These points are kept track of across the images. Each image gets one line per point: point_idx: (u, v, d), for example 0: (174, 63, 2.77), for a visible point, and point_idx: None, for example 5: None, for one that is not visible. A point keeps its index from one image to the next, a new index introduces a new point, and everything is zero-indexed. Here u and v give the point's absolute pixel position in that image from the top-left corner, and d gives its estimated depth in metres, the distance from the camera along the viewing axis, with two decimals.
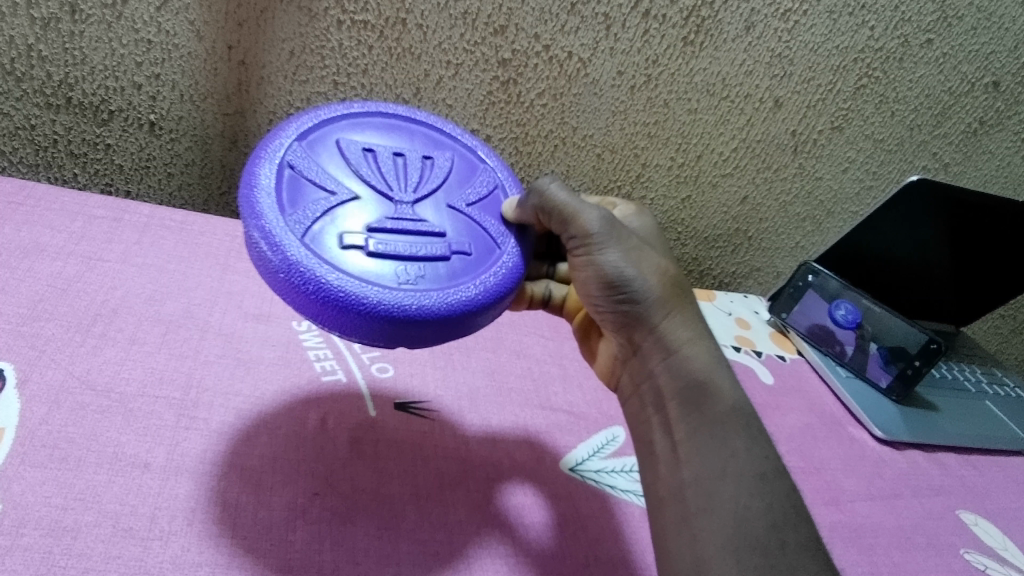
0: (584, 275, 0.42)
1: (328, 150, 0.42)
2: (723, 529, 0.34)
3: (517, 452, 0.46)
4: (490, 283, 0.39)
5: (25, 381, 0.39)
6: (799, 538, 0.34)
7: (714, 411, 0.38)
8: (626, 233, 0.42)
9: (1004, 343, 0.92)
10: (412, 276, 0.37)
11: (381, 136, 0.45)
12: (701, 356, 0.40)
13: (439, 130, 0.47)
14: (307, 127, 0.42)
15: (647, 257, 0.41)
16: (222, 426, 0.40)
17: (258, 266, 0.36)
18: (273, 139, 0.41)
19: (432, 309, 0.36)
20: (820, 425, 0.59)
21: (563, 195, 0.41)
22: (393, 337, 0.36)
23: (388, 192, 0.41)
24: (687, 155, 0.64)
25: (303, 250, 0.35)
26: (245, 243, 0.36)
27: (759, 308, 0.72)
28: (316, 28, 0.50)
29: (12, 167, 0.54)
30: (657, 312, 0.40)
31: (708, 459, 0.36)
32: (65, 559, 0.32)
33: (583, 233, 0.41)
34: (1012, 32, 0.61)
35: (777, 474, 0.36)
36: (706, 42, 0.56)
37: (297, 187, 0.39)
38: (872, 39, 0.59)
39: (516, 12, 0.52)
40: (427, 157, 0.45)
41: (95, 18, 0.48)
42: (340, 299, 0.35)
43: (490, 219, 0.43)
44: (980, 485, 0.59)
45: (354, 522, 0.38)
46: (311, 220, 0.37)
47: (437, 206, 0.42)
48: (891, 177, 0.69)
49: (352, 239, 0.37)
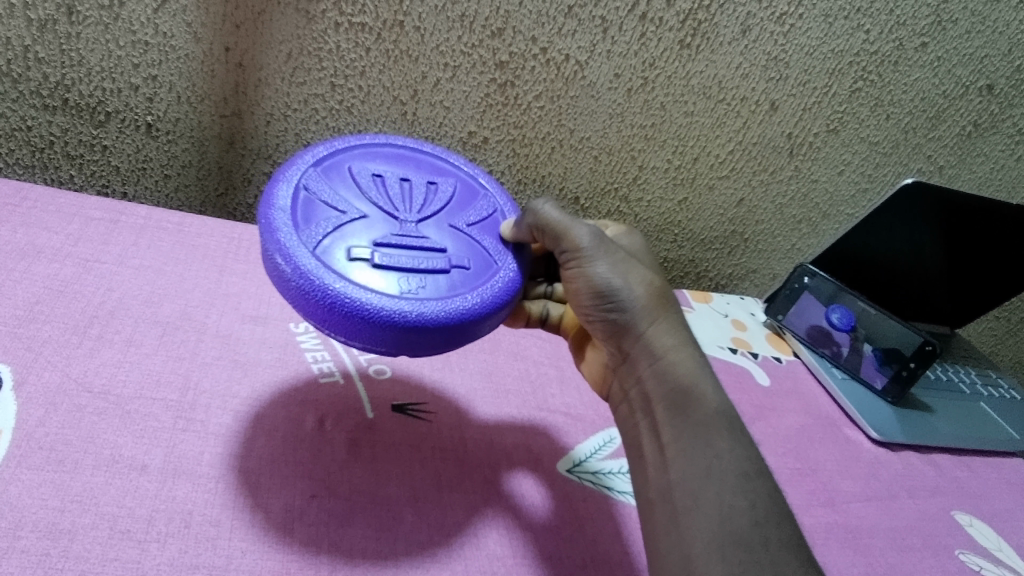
0: (574, 286, 0.42)
1: (340, 176, 0.43)
2: (708, 527, 0.34)
3: (513, 454, 0.46)
4: (488, 294, 0.39)
5: (22, 383, 0.39)
6: (781, 535, 0.34)
7: (699, 413, 0.38)
8: (616, 248, 0.42)
9: (999, 345, 0.92)
10: (414, 285, 0.37)
11: (390, 166, 0.46)
12: (686, 362, 0.40)
13: (443, 160, 0.49)
14: (321, 155, 0.43)
15: (635, 269, 0.42)
16: (221, 428, 0.40)
17: (271, 276, 0.36)
18: (290, 165, 0.42)
19: (432, 315, 0.36)
20: (816, 427, 0.59)
21: (556, 214, 0.42)
22: (393, 343, 0.36)
23: (393, 211, 0.41)
24: (684, 157, 0.64)
25: (313, 261, 0.36)
26: (261, 258, 0.37)
27: (756, 310, 0.73)
28: (314, 30, 0.50)
29: (8, 168, 0.54)
30: (644, 320, 0.40)
31: (694, 459, 0.36)
32: (62, 561, 0.32)
33: (573, 247, 0.41)
34: (1006, 36, 0.62)
35: (760, 473, 0.36)
36: (703, 45, 0.56)
37: (310, 205, 0.39)
38: (867, 42, 0.59)
39: (513, 14, 0.52)
40: (431, 183, 0.46)
41: (92, 20, 0.48)
42: (345, 304, 0.35)
43: (488, 237, 0.43)
44: (974, 487, 0.59)
45: (352, 524, 0.38)
46: (322, 234, 0.38)
47: (439, 225, 0.43)
48: (886, 180, 0.69)
49: (359, 252, 0.38)
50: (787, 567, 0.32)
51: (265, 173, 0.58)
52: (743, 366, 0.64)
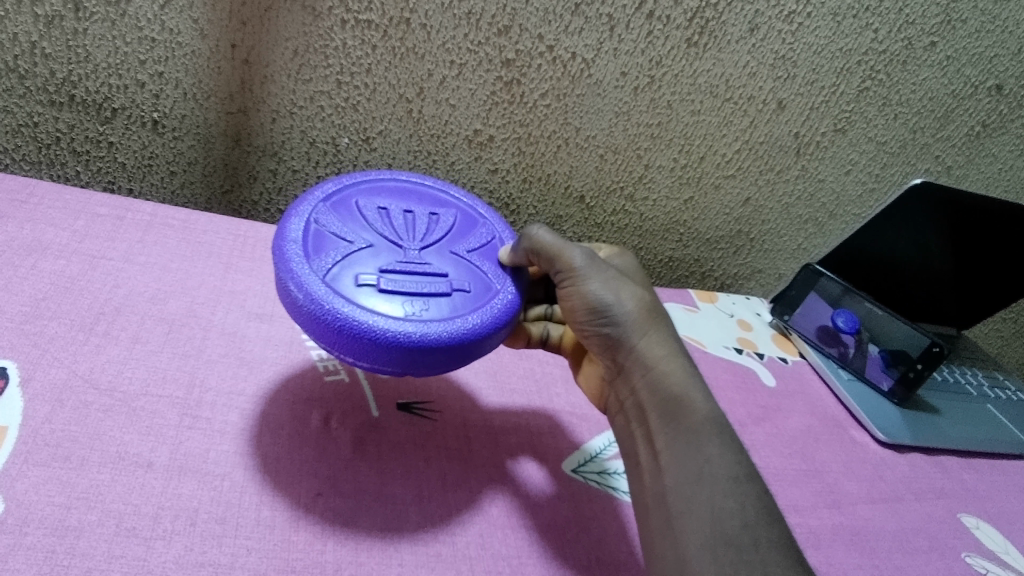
0: (570, 304, 0.42)
1: (348, 209, 0.43)
2: (701, 530, 0.33)
3: (519, 453, 0.46)
4: (489, 314, 0.39)
5: (28, 380, 0.39)
6: (771, 535, 0.33)
7: (691, 420, 0.37)
8: (608, 267, 0.43)
9: (1005, 346, 0.92)
10: (418, 308, 0.37)
11: (395, 200, 0.46)
12: (678, 371, 0.40)
13: (445, 193, 0.49)
14: (330, 190, 0.44)
15: (627, 285, 0.42)
16: (226, 426, 0.40)
17: (284, 302, 0.37)
18: (300, 200, 0.42)
19: (435, 336, 0.36)
20: (821, 428, 0.59)
21: (549, 237, 0.42)
22: (398, 362, 0.36)
23: (398, 241, 0.42)
24: (690, 156, 0.64)
25: (324, 288, 0.36)
26: (276, 288, 0.38)
27: (762, 310, 0.73)
28: (320, 27, 0.50)
29: (15, 164, 0.54)
30: (637, 332, 0.40)
31: (685, 464, 0.36)
32: (68, 558, 0.31)
33: (567, 267, 0.42)
34: (1016, 35, 0.61)
35: (751, 476, 0.35)
36: (710, 43, 0.56)
37: (321, 236, 0.40)
38: (876, 41, 0.59)
39: (520, 12, 0.52)
40: (433, 214, 0.46)
41: (98, 16, 0.48)
42: (354, 327, 0.35)
43: (488, 263, 0.43)
44: (980, 489, 0.59)
45: (357, 522, 0.38)
46: (332, 263, 0.38)
47: (441, 252, 0.43)
48: (893, 180, 0.69)
49: (366, 277, 0.38)
50: (776, 567, 0.32)
51: (270, 171, 0.58)
52: (748, 366, 0.63)
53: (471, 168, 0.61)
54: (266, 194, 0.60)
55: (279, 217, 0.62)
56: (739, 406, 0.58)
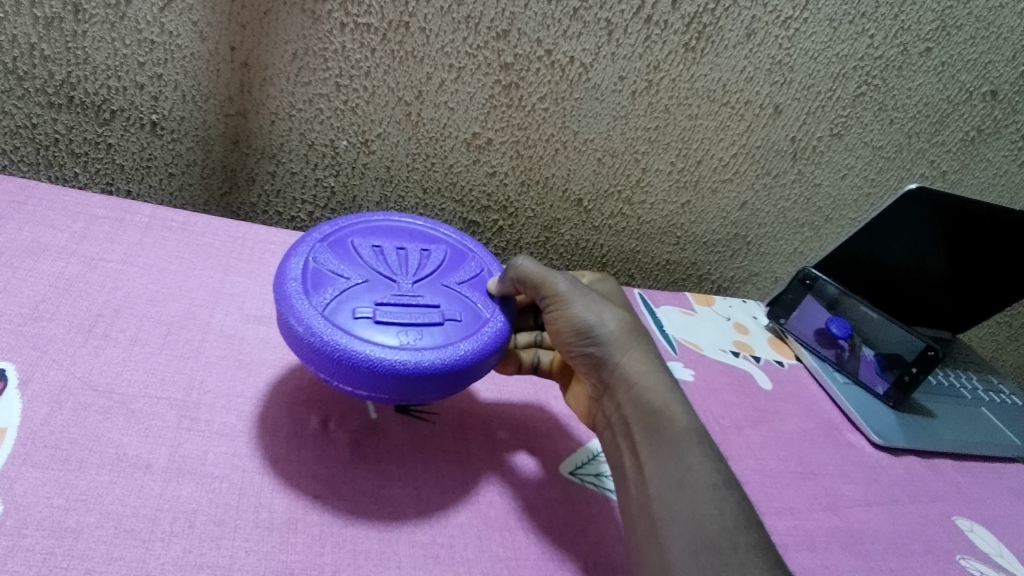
0: (556, 328, 0.43)
1: (343, 246, 0.43)
2: (682, 534, 0.34)
3: (516, 456, 0.46)
4: (480, 340, 0.39)
5: (26, 381, 0.39)
6: (750, 539, 0.33)
7: (673, 430, 0.37)
8: (591, 291, 0.44)
9: (1000, 350, 0.93)
10: (413, 337, 0.38)
11: (389, 238, 0.46)
12: (659, 384, 0.40)
13: (437, 229, 0.49)
14: (326, 231, 0.44)
15: (610, 307, 0.42)
16: (225, 428, 0.41)
17: (285, 336, 0.37)
18: (299, 241, 0.43)
19: (430, 363, 0.36)
20: (817, 431, 0.60)
21: (533, 264, 0.43)
22: (395, 389, 0.36)
23: (392, 275, 0.42)
24: (688, 160, 0.64)
25: (323, 322, 0.37)
26: (278, 325, 0.38)
27: (758, 313, 0.74)
28: (319, 30, 0.50)
29: (13, 165, 0.54)
30: (619, 349, 0.41)
31: (667, 473, 0.36)
32: (66, 559, 0.31)
33: (552, 293, 0.42)
34: (1011, 41, 0.62)
35: (730, 482, 0.35)
36: (707, 49, 0.56)
37: (319, 273, 0.40)
38: (872, 47, 0.59)
39: (518, 16, 0.52)
40: (426, 249, 0.46)
41: (98, 18, 0.48)
42: (352, 357, 0.36)
43: (478, 293, 0.43)
44: (974, 492, 0.59)
45: (354, 524, 0.38)
46: (330, 297, 0.39)
47: (434, 285, 0.43)
48: (889, 184, 0.70)
49: (363, 310, 0.38)
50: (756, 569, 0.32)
51: (270, 173, 0.58)
52: (745, 369, 0.64)
53: (469, 170, 0.61)
54: (264, 196, 0.60)
55: (278, 219, 0.62)
56: (736, 409, 0.58)
